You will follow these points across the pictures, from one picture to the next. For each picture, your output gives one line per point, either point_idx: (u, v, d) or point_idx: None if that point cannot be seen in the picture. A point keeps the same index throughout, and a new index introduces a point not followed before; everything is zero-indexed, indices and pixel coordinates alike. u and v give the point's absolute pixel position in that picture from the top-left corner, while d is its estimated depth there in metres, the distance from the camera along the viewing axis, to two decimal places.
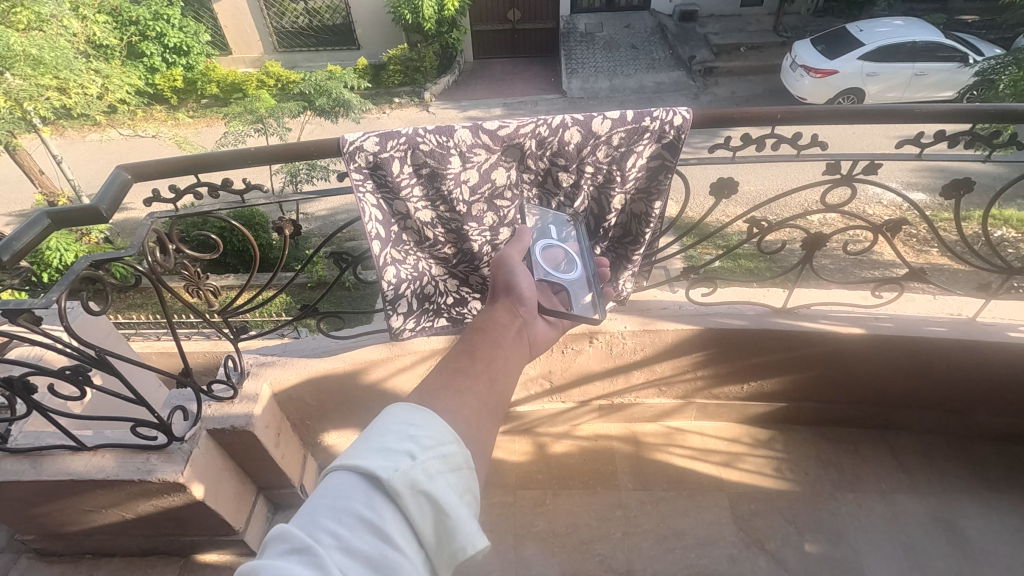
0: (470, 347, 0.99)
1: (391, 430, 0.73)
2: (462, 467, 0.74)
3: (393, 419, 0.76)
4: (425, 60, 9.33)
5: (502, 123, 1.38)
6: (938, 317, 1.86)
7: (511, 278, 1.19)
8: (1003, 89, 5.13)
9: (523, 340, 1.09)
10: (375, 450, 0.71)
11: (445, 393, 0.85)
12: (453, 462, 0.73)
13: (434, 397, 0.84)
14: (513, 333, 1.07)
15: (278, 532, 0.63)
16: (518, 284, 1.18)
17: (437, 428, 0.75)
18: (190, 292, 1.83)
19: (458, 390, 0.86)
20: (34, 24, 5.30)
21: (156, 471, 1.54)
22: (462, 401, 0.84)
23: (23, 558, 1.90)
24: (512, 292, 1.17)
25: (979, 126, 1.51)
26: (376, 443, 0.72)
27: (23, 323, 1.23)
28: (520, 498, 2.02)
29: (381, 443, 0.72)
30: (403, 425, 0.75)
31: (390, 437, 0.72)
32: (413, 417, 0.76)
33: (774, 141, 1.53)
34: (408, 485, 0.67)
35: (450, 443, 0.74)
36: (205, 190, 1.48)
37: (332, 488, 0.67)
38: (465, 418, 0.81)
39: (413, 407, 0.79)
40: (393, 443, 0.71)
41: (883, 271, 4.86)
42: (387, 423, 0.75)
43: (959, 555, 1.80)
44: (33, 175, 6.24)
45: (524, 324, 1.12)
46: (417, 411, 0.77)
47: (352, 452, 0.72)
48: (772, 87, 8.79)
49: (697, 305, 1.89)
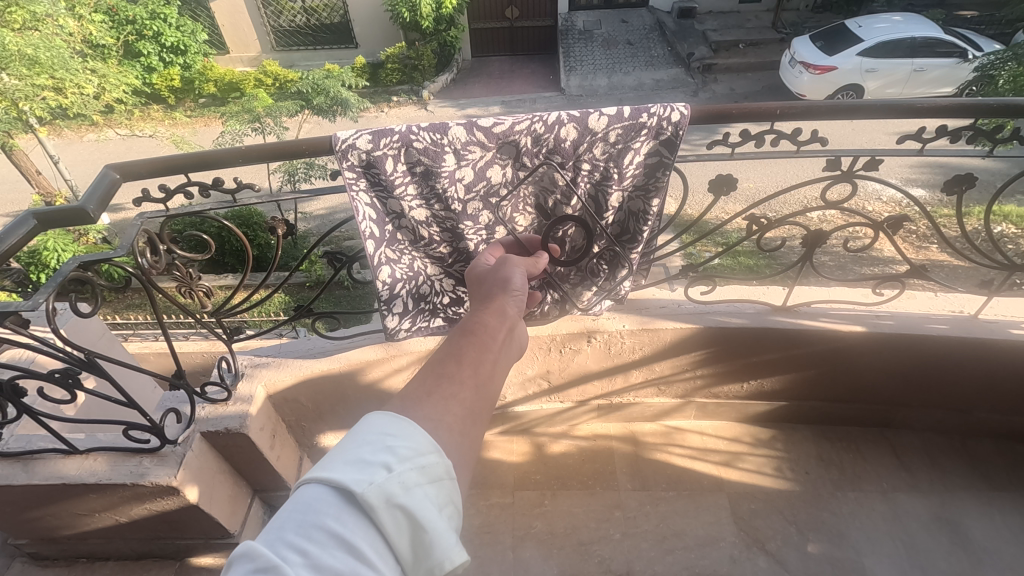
0: (455, 350, 0.92)
1: (367, 441, 0.71)
2: (442, 478, 0.71)
3: (368, 429, 0.73)
4: (423, 58, 9.28)
5: (498, 120, 1.35)
6: (940, 315, 1.83)
7: (503, 279, 1.15)
8: (1002, 84, 5.09)
9: (512, 346, 1.01)
10: (348, 462, 0.69)
11: (429, 399, 0.80)
12: (432, 474, 0.70)
13: (418, 403, 0.80)
14: (503, 336, 0.99)
15: (244, 549, 0.60)
16: (508, 284, 1.14)
17: (417, 437, 0.73)
18: (183, 293, 1.80)
19: (443, 396, 0.81)
20: (29, 24, 5.23)
21: (149, 475, 1.52)
22: (446, 409, 0.80)
23: (17, 562, 1.88)
24: (501, 290, 1.12)
25: (982, 122, 1.47)
26: (351, 454, 0.70)
27: (10, 325, 1.20)
28: (519, 500, 2.00)
29: (356, 454, 0.70)
30: (380, 435, 0.72)
31: (365, 448, 0.70)
32: (391, 426, 0.74)
33: (773, 137, 1.45)
34: (383, 498, 0.66)
35: (429, 453, 0.72)
36: (195, 190, 1.42)
37: (301, 502, 0.65)
38: (449, 426, 0.78)
39: (392, 415, 0.76)
40: (369, 455, 0.69)
41: (883, 268, 4.88)
42: (364, 432, 0.73)
43: (961, 556, 1.78)
44: (31, 176, 6.19)
45: (514, 324, 1.04)
46: (397, 419, 0.75)
47: (326, 463, 0.69)
48: (772, 83, 8.76)
49: (695, 303, 1.87)
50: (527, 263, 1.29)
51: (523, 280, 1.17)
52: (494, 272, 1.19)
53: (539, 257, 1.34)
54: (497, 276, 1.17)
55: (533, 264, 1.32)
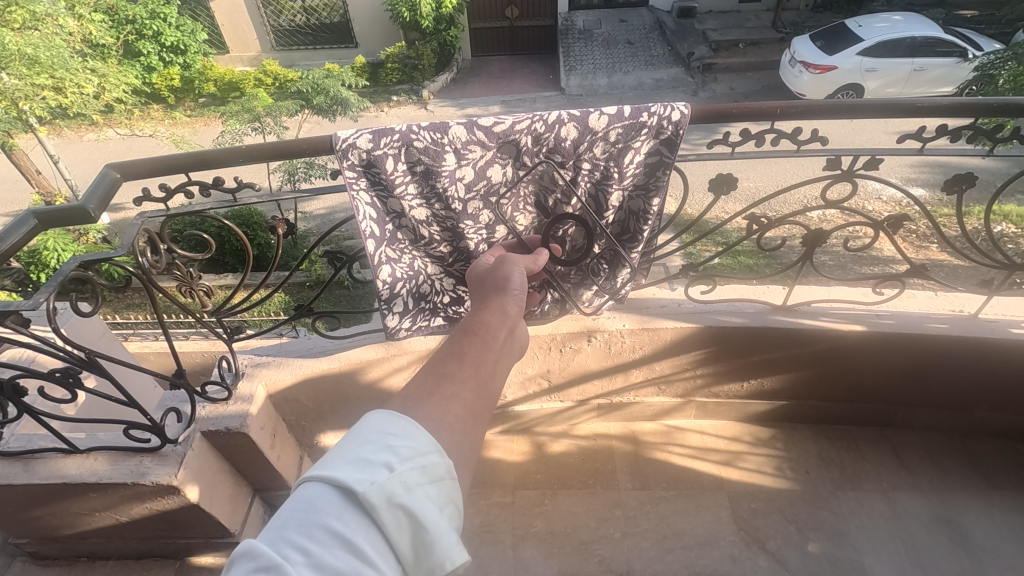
0: (456, 349, 0.92)
1: (368, 440, 0.71)
2: (443, 478, 0.71)
3: (370, 428, 0.73)
4: (423, 58, 9.27)
5: (497, 120, 1.35)
6: (940, 314, 1.83)
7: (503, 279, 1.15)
8: (1002, 84, 5.08)
9: (513, 347, 1.01)
10: (350, 461, 0.69)
11: (430, 398, 0.80)
12: (433, 474, 0.71)
13: (419, 403, 0.79)
14: (505, 336, 0.99)
15: (245, 548, 0.60)
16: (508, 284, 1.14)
17: (419, 437, 0.73)
18: (183, 293, 1.80)
19: (444, 396, 0.81)
20: (29, 23, 5.22)
21: (150, 474, 1.52)
22: (447, 408, 0.80)
23: (18, 561, 1.88)
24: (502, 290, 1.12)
25: (982, 121, 1.47)
26: (353, 454, 0.70)
27: (10, 325, 1.20)
28: (519, 499, 2.01)
29: (357, 453, 0.70)
30: (382, 434, 0.72)
31: (367, 447, 0.70)
32: (393, 425, 0.74)
33: (774, 137, 1.45)
34: (385, 498, 0.66)
35: (431, 453, 0.72)
36: (196, 189, 1.42)
37: (302, 500, 0.65)
38: (449, 426, 0.78)
39: (394, 413, 0.76)
40: (371, 454, 0.69)
41: (883, 267, 4.89)
42: (365, 431, 0.73)
43: (962, 555, 1.78)
44: (31, 176, 6.19)
45: (515, 323, 1.04)
46: (398, 418, 0.75)
47: (327, 462, 0.69)
48: (772, 83, 8.76)
49: (695, 302, 1.87)
50: (527, 262, 1.29)
51: (524, 280, 1.17)
52: (494, 272, 1.19)
53: (538, 256, 1.34)
54: (498, 275, 1.17)
55: (532, 263, 1.32)
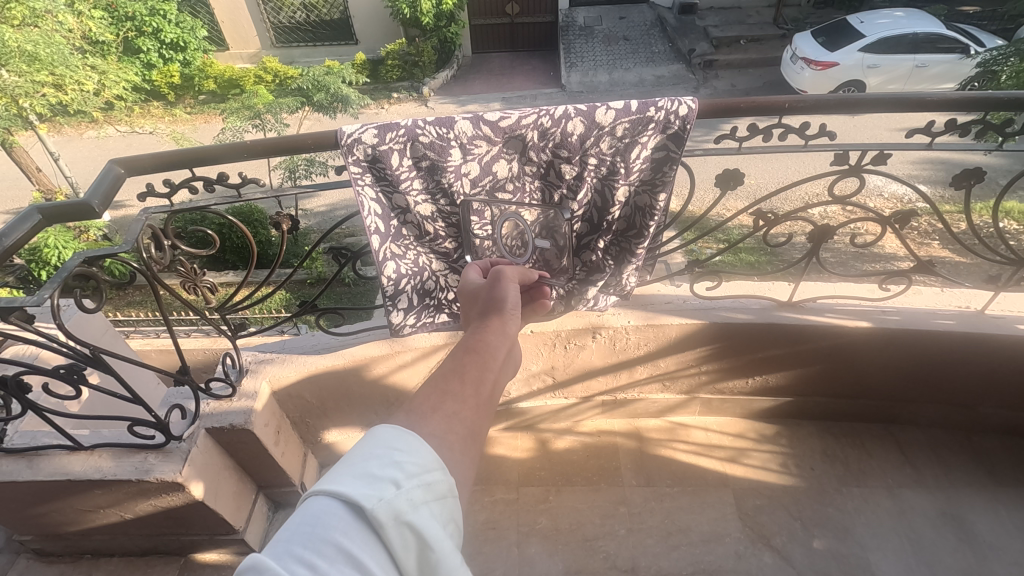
0: (457, 367, 0.90)
1: (375, 455, 0.70)
2: (445, 496, 0.70)
3: (376, 442, 0.72)
4: (423, 54, 9.23)
5: (503, 115, 1.35)
6: (946, 309, 1.82)
7: (498, 296, 1.09)
8: (1004, 80, 5.06)
9: (510, 368, 0.99)
10: (356, 476, 0.67)
11: (434, 414, 0.79)
12: (437, 491, 0.70)
13: (422, 418, 0.79)
14: (504, 356, 0.96)
15: (251, 562, 0.59)
16: (503, 300, 1.08)
17: (422, 453, 0.72)
18: (188, 290, 1.78)
19: (445, 414, 0.80)
20: (28, 20, 5.21)
21: (154, 471, 1.52)
22: (449, 427, 0.79)
23: (22, 559, 1.88)
24: (496, 307, 1.06)
25: (991, 115, 1.44)
26: (359, 468, 0.69)
27: (15, 321, 1.18)
28: (523, 495, 2.00)
29: (364, 468, 0.69)
30: (388, 450, 0.71)
31: (373, 463, 0.69)
32: (398, 441, 0.73)
33: (781, 131, 1.42)
34: (392, 516, 0.64)
35: (434, 470, 0.71)
36: (201, 185, 1.40)
37: (308, 515, 0.64)
38: (451, 444, 0.77)
39: (400, 429, 0.75)
40: (378, 470, 0.68)
41: (884, 264, 4.90)
42: (370, 446, 0.72)
43: (968, 552, 1.77)
44: (31, 173, 6.16)
45: (514, 345, 1.01)
46: (403, 434, 0.74)
47: (333, 477, 0.68)
48: (773, 79, 8.73)
49: (701, 299, 1.85)
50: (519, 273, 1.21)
51: (520, 296, 1.11)
52: (489, 288, 1.12)
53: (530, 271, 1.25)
54: (496, 290, 1.11)
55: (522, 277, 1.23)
